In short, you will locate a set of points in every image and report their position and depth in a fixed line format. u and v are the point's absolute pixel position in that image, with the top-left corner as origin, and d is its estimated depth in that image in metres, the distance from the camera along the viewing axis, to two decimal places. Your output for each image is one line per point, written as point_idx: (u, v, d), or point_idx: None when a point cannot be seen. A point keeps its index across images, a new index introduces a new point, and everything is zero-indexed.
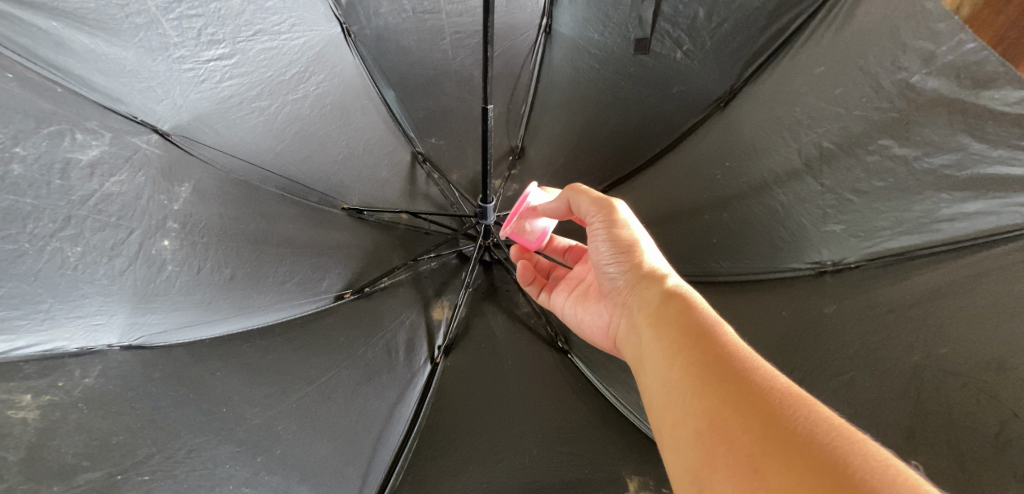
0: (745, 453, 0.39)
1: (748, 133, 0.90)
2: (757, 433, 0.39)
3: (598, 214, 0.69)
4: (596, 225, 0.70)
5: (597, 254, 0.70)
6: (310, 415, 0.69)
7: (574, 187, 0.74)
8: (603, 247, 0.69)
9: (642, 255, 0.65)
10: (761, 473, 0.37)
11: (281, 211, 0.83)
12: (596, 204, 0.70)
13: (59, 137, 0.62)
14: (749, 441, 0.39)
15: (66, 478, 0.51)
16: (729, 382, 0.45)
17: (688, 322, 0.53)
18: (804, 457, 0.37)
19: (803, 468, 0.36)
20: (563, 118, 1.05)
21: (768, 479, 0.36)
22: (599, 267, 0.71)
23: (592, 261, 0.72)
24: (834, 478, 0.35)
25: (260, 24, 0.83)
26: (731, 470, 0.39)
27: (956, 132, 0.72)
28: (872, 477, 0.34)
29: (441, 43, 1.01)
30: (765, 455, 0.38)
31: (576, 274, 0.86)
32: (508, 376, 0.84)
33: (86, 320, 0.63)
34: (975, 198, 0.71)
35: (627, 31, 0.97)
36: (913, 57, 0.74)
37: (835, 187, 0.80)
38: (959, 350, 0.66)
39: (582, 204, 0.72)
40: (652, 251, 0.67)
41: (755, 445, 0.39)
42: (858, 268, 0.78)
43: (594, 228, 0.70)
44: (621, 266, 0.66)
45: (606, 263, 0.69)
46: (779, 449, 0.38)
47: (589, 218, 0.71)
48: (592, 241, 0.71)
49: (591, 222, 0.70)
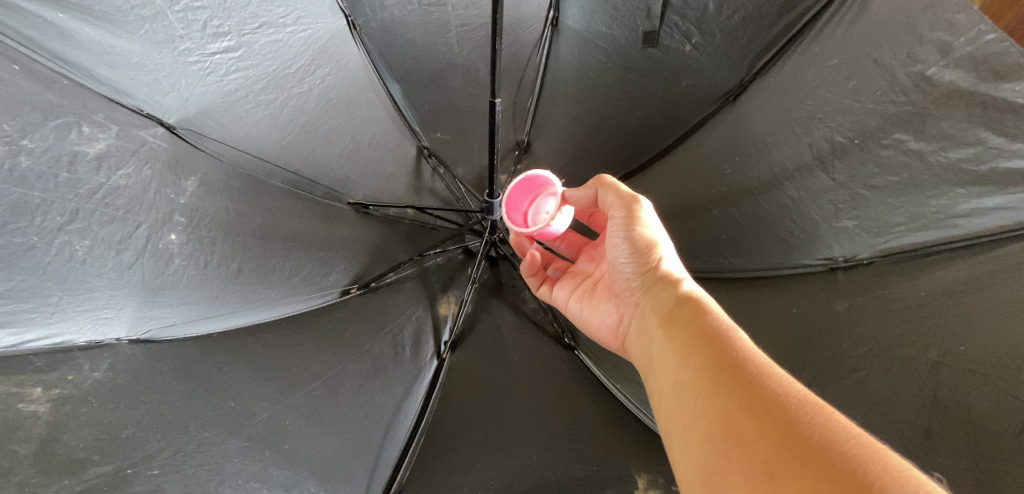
0: (759, 459, 0.38)
1: (758, 128, 0.89)
2: (771, 438, 0.39)
3: (617, 215, 0.69)
4: (615, 221, 0.69)
5: (612, 254, 0.69)
6: (318, 410, 0.69)
7: (602, 179, 0.73)
8: (618, 246, 0.68)
9: (657, 256, 0.65)
10: (775, 479, 0.37)
11: (287, 205, 0.83)
12: (622, 199, 0.69)
13: (66, 129, 0.62)
14: (763, 447, 0.39)
15: (76, 472, 0.51)
16: (744, 387, 0.44)
17: (703, 325, 0.53)
18: (820, 465, 0.36)
19: (820, 476, 0.35)
20: (570, 112, 1.04)
21: (783, 485, 0.36)
22: (613, 266, 0.70)
23: (609, 259, 0.71)
24: (853, 489, 0.34)
25: (266, 16, 0.82)
26: (744, 475, 0.38)
27: (974, 126, 0.70)
28: (892, 489, 0.33)
29: (447, 35, 0.99)
30: (780, 462, 0.38)
31: (583, 270, 0.85)
32: (515, 372, 0.83)
33: (94, 314, 0.62)
34: (993, 194, 0.70)
35: (635, 23, 0.95)
36: (929, 48, 0.73)
37: (848, 182, 0.79)
38: (975, 347, 0.65)
39: (607, 199, 0.71)
40: (667, 252, 0.66)
41: (769, 452, 0.38)
42: (870, 264, 0.77)
43: (613, 226, 0.69)
44: (636, 267, 0.66)
45: (621, 262, 0.68)
46: (794, 457, 0.37)
47: (610, 213, 0.70)
48: (608, 239, 0.70)
49: (613, 215, 0.69)
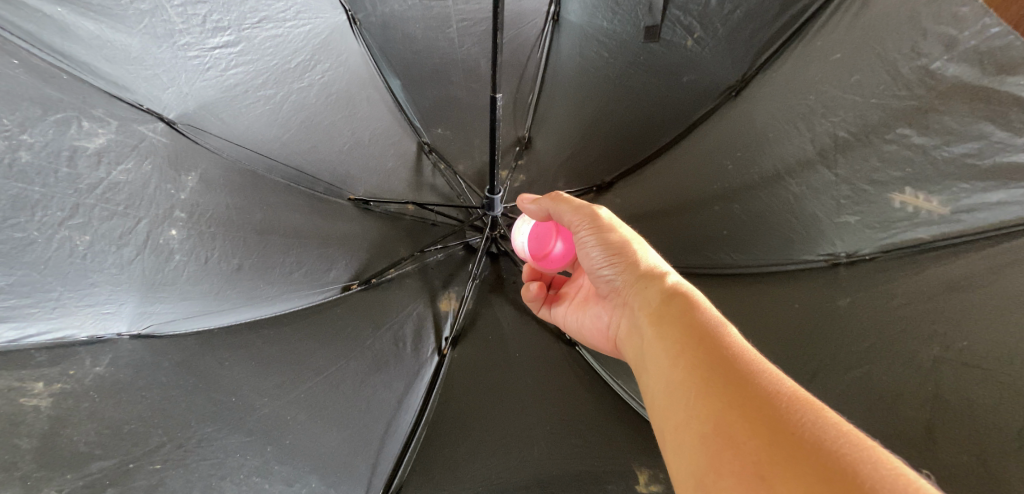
0: (751, 460, 0.38)
1: (761, 123, 0.88)
2: (761, 439, 0.39)
3: (584, 223, 0.68)
4: (584, 234, 0.68)
5: (591, 259, 0.68)
6: (318, 406, 0.69)
7: (557, 196, 0.73)
8: (596, 251, 0.67)
9: (640, 256, 0.65)
10: (768, 480, 0.36)
11: (287, 200, 0.83)
12: (582, 212, 0.69)
13: (65, 124, 0.61)
14: (754, 447, 0.39)
15: (79, 466, 0.51)
16: (733, 386, 0.44)
17: (691, 322, 0.52)
18: (810, 464, 0.36)
19: (810, 476, 0.35)
20: (570, 107, 1.03)
21: (776, 487, 0.36)
22: (594, 269, 0.69)
23: (586, 265, 0.71)
24: (844, 487, 0.34)
25: (265, 11, 0.81)
26: (737, 477, 0.38)
27: (978, 120, 0.70)
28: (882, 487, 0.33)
29: (447, 30, 1.00)
30: (772, 463, 0.37)
31: (575, 278, 0.85)
32: (516, 368, 0.83)
33: (96, 309, 0.62)
34: (998, 189, 0.70)
35: (636, 18, 0.95)
36: (933, 42, 0.73)
37: (850, 177, 0.79)
38: (979, 343, 0.65)
39: (566, 214, 0.71)
40: (648, 250, 0.66)
41: (761, 453, 0.38)
42: (873, 260, 0.77)
43: (583, 238, 0.68)
44: (619, 267, 0.65)
45: (602, 266, 0.67)
46: (785, 457, 0.37)
47: (575, 226, 0.70)
48: (582, 247, 0.69)
49: (578, 230, 0.69)
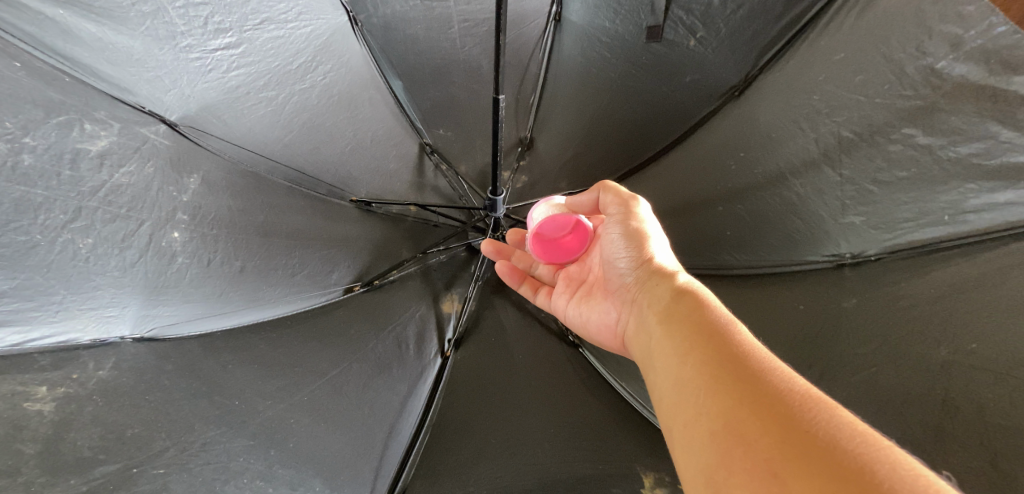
0: (763, 457, 0.38)
1: (764, 123, 0.88)
2: (774, 436, 0.38)
3: (613, 212, 0.70)
4: (614, 217, 0.70)
5: (610, 251, 0.70)
6: (321, 409, 0.69)
7: (603, 183, 0.75)
8: (616, 242, 0.69)
9: (653, 251, 0.65)
10: (780, 477, 0.36)
11: (290, 202, 0.83)
12: (618, 199, 0.71)
13: (68, 127, 0.61)
14: (766, 444, 0.38)
15: (83, 471, 0.51)
16: (744, 384, 0.44)
17: (702, 320, 0.52)
18: (823, 461, 0.36)
19: (824, 474, 0.35)
20: (572, 108, 1.03)
21: (788, 484, 0.35)
22: (610, 263, 0.70)
23: (604, 258, 0.72)
24: (859, 486, 0.33)
25: (267, 12, 0.81)
26: (748, 473, 0.38)
27: (985, 120, 0.70)
28: (898, 486, 0.33)
29: (448, 31, 1.00)
30: (785, 460, 0.37)
31: (574, 272, 0.84)
32: (519, 370, 0.83)
33: (98, 312, 0.62)
34: (1005, 189, 0.69)
35: (638, 18, 0.95)
36: (938, 42, 0.73)
37: (856, 178, 0.78)
38: (987, 345, 0.65)
39: (605, 199, 0.73)
40: (661, 247, 0.66)
41: (774, 450, 0.38)
42: (879, 261, 0.76)
43: (610, 223, 0.71)
44: (632, 263, 0.66)
45: (618, 258, 0.68)
46: (798, 454, 0.37)
47: (606, 215, 0.72)
48: (607, 236, 0.71)
49: (610, 218, 0.71)
